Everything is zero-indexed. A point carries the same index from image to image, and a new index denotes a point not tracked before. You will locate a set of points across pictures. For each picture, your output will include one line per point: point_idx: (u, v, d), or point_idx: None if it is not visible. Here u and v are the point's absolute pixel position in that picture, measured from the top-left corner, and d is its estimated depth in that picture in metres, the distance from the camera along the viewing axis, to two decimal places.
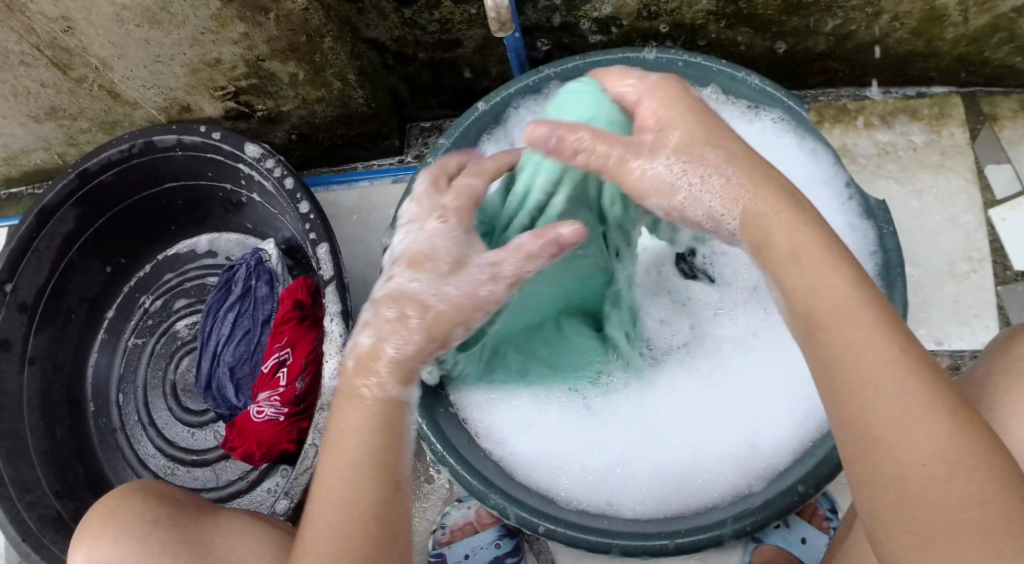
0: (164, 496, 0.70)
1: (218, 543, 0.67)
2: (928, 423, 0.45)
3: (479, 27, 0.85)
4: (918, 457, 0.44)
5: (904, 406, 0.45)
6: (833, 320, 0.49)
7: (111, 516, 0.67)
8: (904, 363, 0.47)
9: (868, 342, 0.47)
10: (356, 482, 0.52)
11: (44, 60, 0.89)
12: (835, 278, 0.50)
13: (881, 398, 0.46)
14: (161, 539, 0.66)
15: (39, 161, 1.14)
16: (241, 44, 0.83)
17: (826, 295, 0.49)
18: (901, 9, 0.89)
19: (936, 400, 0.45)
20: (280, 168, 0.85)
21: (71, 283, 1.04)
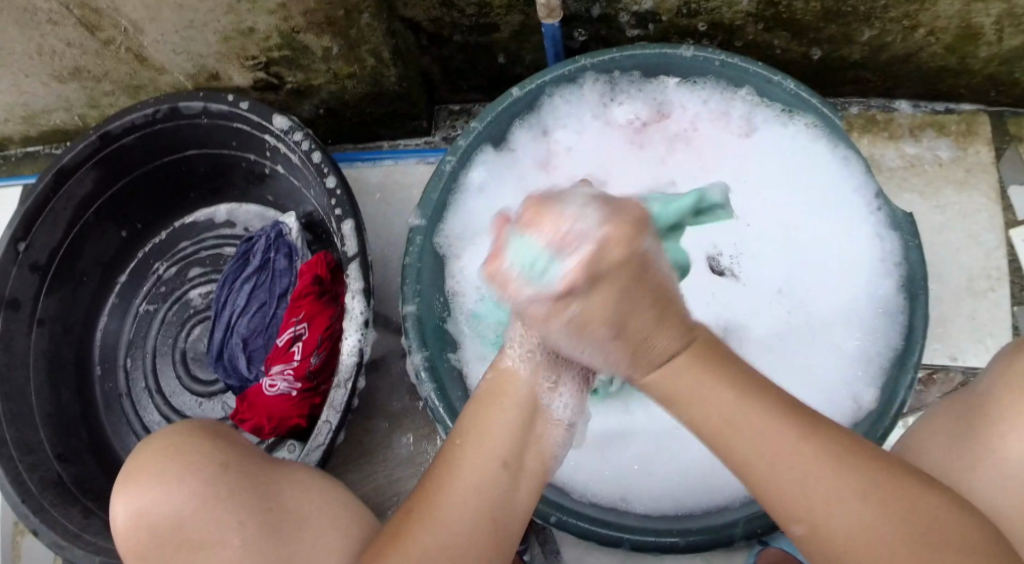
0: (226, 440, 0.69)
1: (286, 493, 0.67)
2: (807, 466, 0.50)
3: (518, 13, 0.84)
4: (806, 501, 0.49)
5: (784, 455, 0.50)
6: (726, 426, 0.50)
7: (171, 458, 0.64)
8: (811, 464, 0.50)
9: (772, 433, 0.50)
10: (486, 469, 0.54)
11: (73, 20, 0.89)
12: (707, 380, 0.51)
13: (802, 502, 0.49)
14: (229, 484, 0.64)
15: (60, 122, 1.13)
16: (277, 15, 0.82)
17: (690, 388, 0.51)
18: (937, 24, 0.89)
19: (806, 438, 0.50)
20: (309, 141, 0.85)
21: (85, 245, 1.03)
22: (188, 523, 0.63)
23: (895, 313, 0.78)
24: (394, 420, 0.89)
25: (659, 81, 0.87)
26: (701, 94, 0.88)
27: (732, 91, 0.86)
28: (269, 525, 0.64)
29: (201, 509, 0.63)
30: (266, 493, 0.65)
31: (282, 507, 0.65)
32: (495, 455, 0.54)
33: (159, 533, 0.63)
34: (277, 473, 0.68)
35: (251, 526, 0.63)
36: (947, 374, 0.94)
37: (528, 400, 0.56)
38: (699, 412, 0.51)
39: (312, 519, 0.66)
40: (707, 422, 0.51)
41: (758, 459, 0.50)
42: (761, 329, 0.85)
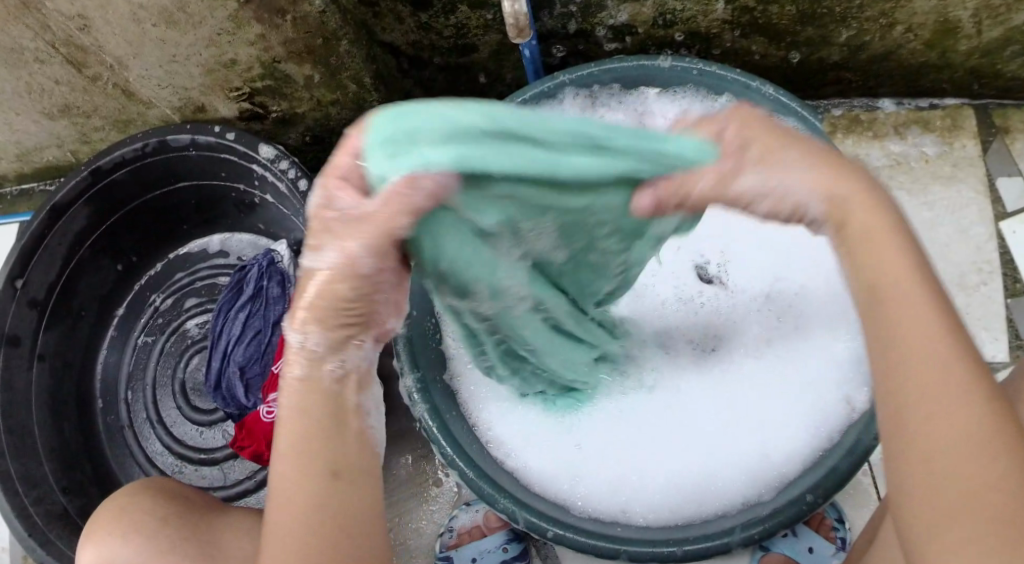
0: (174, 494, 0.75)
1: (228, 539, 0.72)
2: (954, 403, 0.44)
3: (495, 32, 0.85)
4: (942, 440, 0.43)
5: (926, 376, 0.45)
6: (895, 320, 0.47)
7: (117, 516, 0.71)
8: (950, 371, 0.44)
9: (928, 314, 0.46)
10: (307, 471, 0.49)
11: (59, 58, 0.90)
12: (904, 281, 0.48)
13: (918, 398, 0.44)
14: (171, 535, 0.70)
15: (52, 158, 1.15)
16: (257, 45, 0.83)
17: (888, 277, 0.48)
18: (915, 21, 0.89)
19: (956, 382, 0.44)
20: (295, 169, 0.86)
21: (81, 280, 1.04)
22: None
23: None
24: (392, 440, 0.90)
25: (640, 92, 0.88)
26: (682, 102, 0.87)
27: (713, 99, 0.86)
28: None
29: (148, 559, 0.69)
30: (207, 542, 0.71)
31: (221, 552, 0.71)
32: (309, 454, 0.49)
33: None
34: (219, 521, 0.74)
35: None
36: None
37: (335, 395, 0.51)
38: (883, 290, 0.48)
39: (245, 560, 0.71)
40: (877, 281, 0.49)
41: (906, 375, 0.45)
42: (752, 333, 0.84)
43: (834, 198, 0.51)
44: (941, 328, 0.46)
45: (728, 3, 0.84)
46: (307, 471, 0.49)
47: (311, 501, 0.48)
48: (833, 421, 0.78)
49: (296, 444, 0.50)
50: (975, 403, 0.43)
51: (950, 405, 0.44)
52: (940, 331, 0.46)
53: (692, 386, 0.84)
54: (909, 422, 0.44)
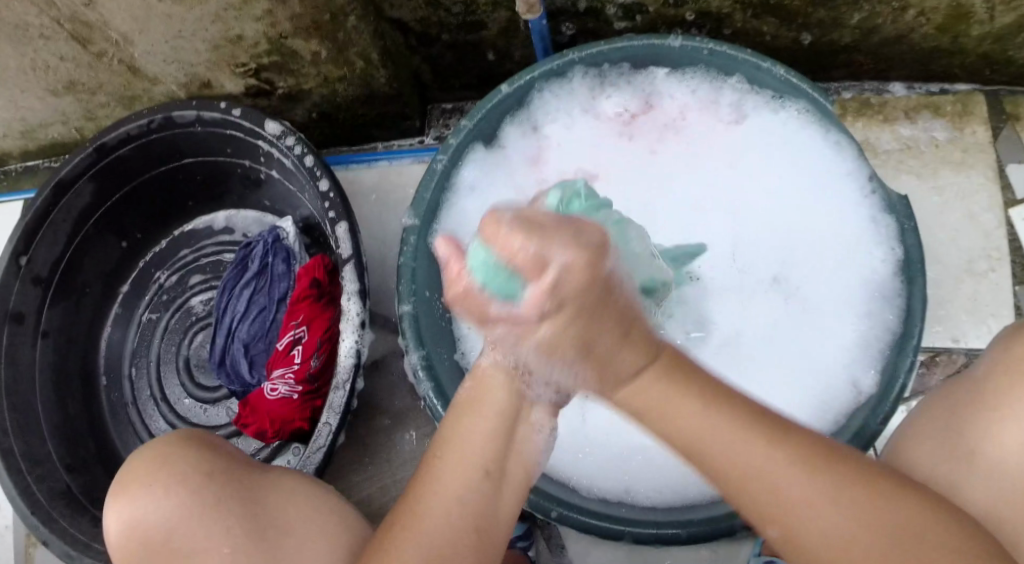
0: (212, 449, 0.69)
1: (274, 500, 0.66)
2: (788, 497, 0.50)
3: (504, 10, 0.84)
4: (799, 500, 0.50)
5: (770, 465, 0.51)
6: (698, 440, 0.51)
7: (158, 469, 0.66)
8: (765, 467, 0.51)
9: (712, 421, 0.51)
10: (465, 476, 0.56)
11: (65, 34, 0.89)
12: (623, 355, 0.51)
13: (765, 507, 0.51)
14: (217, 492, 0.65)
15: (58, 135, 1.14)
16: (264, 21, 0.82)
17: (642, 394, 0.52)
18: (927, 4, 0.88)
19: (800, 466, 0.51)
20: (301, 146, 0.86)
21: (85, 258, 1.04)
22: (177, 532, 0.64)
23: (892, 296, 0.78)
24: (396, 417, 0.90)
25: (648, 72, 0.87)
26: (691, 83, 0.87)
27: (722, 80, 0.86)
28: (256, 531, 0.64)
29: (191, 517, 0.64)
30: (252, 503, 0.65)
31: (268, 514, 0.65)
32: (476, 464, 0.56)
33: (149, 545, 0.64)
34: (264, 481, 0.68)
35: (238, 533, 0.63)
36: (949, 356, 0.94)
37: (511, 405, 0.58)
38: (658, 411, 0.52)
39: (295, 519, 0.66)
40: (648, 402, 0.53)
41: (746, 483, 0.51)
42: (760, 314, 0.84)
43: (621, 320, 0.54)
44: (720, 412, 0.51)
45: None
46: (466, 477, 0.56)
47: (460, 511, 0.56)
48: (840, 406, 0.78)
49: (464, 445, 0.57)
50: (809, 475, 0.51)
51: (798, 490, 0.50)
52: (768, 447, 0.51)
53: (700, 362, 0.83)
54: (786, 499, 0.51)
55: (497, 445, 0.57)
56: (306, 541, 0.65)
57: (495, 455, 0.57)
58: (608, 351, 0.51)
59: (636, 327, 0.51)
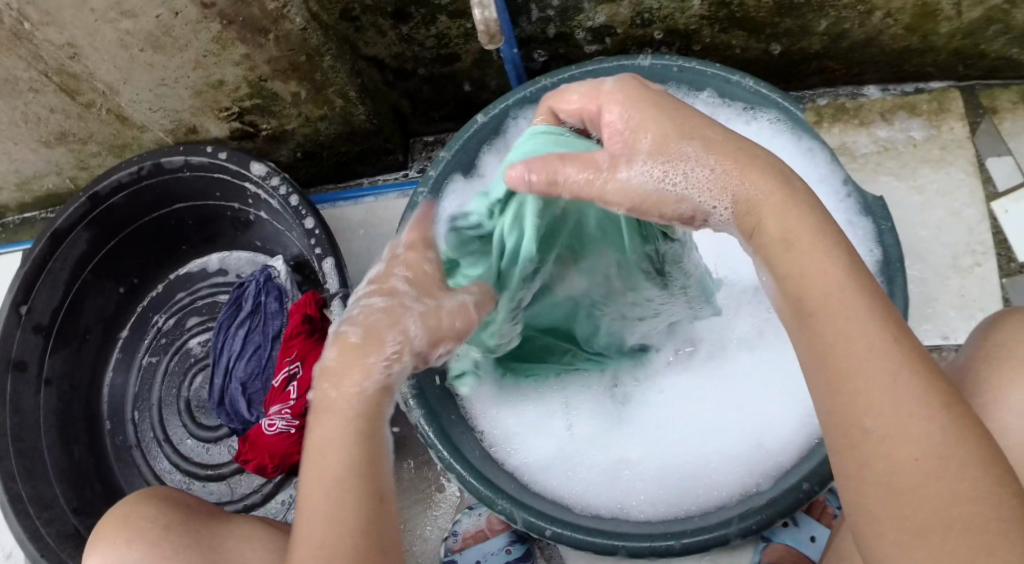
0: (177, 502, 0.71)
1: (233, 546, 0.68)
2: (912, 413, 0.44)
3: (476, 41, 0.86)
4: (905, 445, 0.44)
5: (897, 388, 0.45)
6: (839, 314, 0.47)
7: (121, 527, 0.68)
8: (900, 395, 0.45)
9: (864, 326, 0.46)
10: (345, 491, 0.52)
11: (53, 87, 0.92)
12: (821, 261, 0.49)
13: (876, 419, 0.45)
14: (175, 543, 0.67)
15: (52, 186, 1.17)
16: (243, 65, 0.84)
17: (811, 281, 0.49)
18: (893, 6, 0.89)
19: (925, 401, 0.44)
20: (285, 185, 0.88)
21: (84, 303, 1.06)
22: None
23: None
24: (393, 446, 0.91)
25: None
26: None
27: (693, 95, 0.87)
28: None
29: None
30: (212, 552, 0.67)
31: (225, 560, 0.67)
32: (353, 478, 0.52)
33: None
34: (221, 529, 0.70)
35: None
36: (940, 353, 0.94)
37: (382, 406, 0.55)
38: (819, 311, 0.48)
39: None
40: (799, 290, 0.49)
41: (859, 377, 0.45)
42: (743, 327, 0.86)
43: (744, 196, 0.52)
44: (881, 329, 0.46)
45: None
46: (333, 507, 0.51)
47: (327, 550, 0.50)
48: None
49: (319, 477, 0.52)
50: (941, 408, 0.44)
51: (913, 423, 0.44)
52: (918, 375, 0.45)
53: (687, 378, 0.86)
54: (894, 431, 0.44)
55: (367, 453, 0.53)
56: None
57: (358, 483, 0.52)
58: (778, 216, 0.51)
59: (808, 222, 0.50)
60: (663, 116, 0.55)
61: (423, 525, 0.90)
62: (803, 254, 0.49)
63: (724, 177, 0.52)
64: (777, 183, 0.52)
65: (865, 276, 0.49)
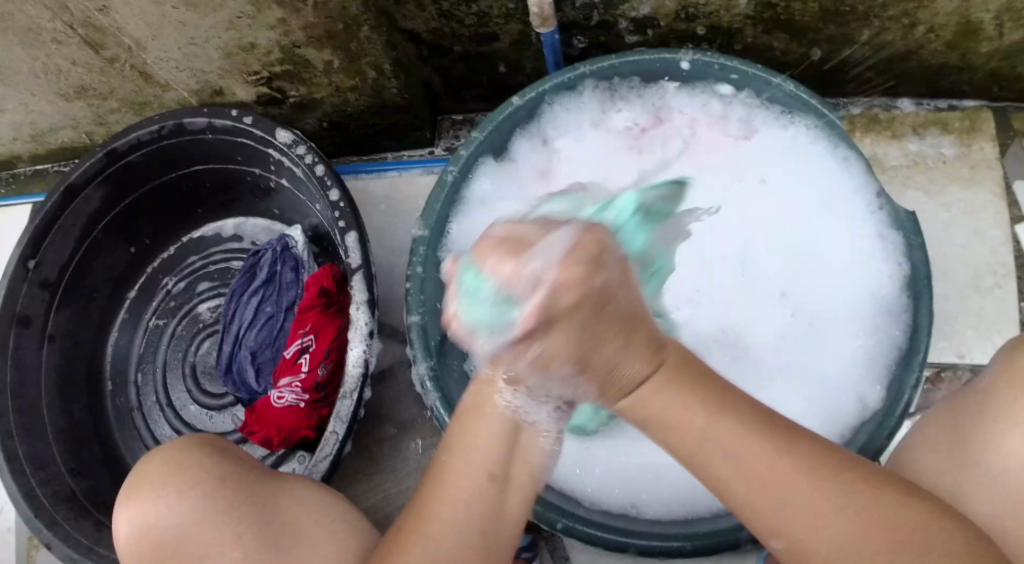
0: (224, 453, 0.70)
1: (286, 504, 0.67)
2: (788, 507, 0.52)
3: (517, 22, 0.85)
4: (819, 536, 0.52)
5: (770, 475, 0.52)
6: (714, 442, 0.53)
7: (171, 474, 0.65)
8: (785, 475, 0.52)
9: (746, 442, 0.53)
10: (471, 479, 0.59)
11: (77, 39, 0.90)
12: (666, 398, 0.54)
13: (770, 509, 0.52)
14: (231, 494, 0.65)
15: (67, 140, 1.15)
16: (277, 30, 0.83)
17: (685, 432, 0.53)
18: (937, 21, 0.88)
19: (810, 474, 0.52)
20: (312, 155, 0.86)
21: (94, 262, 1.04)
22: (187, 537, 0.64)
23: (900, 312, 0.77)
24: (403, 426, 0.91)
25: (659, 85, 0.87)
26: (701, 98, 0.88)
27: (732, 94, 0.86)
28: (269, 536, 0.64)
29: (204, 522, 0.64)
30: (267, 508, 0.66)
31: (282, 521, 0.65)
32: (481, 471, 0.60)
33: (162, 546, 0.64)
34: (273, 484, 0.68)
35: (250, 538, 0.63)
36: (955, 372, 0.94)
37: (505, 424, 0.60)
38: (718, 449, 0.53)
39: (312, 531, 0.66)
40: (676, 432, 0.54)
41: (749, 478, 0.52)
42: (767, 330, 0.85)
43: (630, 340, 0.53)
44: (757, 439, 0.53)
45: None
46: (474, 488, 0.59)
47: (477, 507, 0.59)
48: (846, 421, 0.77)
49: (472, 458, 0.60)
50: (827, 489, 0.52)
51: (804, 498, 0.52)
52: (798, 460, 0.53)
53: None
54: (782, 519, 0.52)
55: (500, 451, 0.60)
56: (321, 547, 0.65)
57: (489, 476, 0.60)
58: (659, 412, 0.54)
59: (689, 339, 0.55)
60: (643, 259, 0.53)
61: None
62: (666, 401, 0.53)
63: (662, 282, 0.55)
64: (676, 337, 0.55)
65: (719, 387, 0.54)
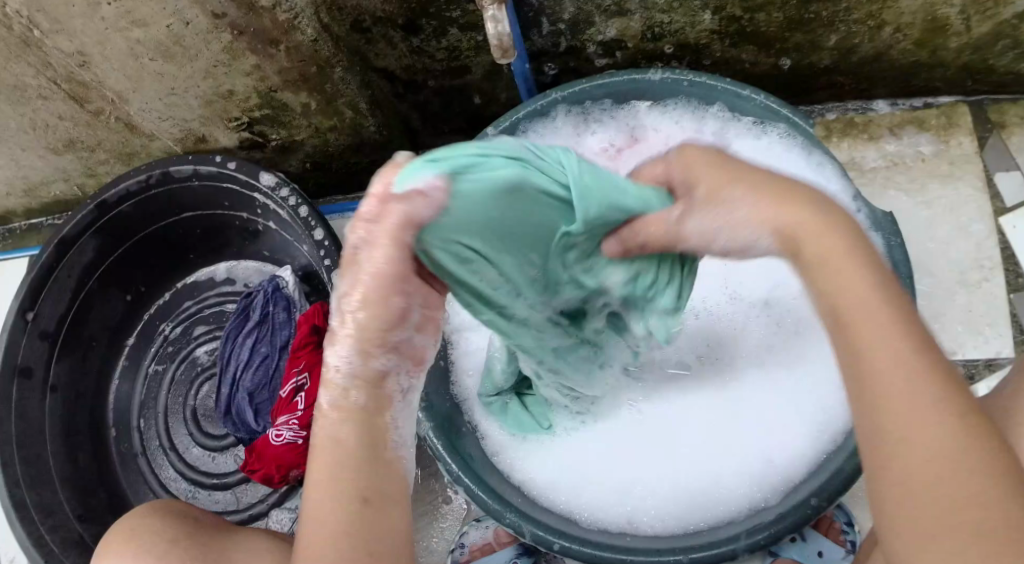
0: (185, 517, 0.71)
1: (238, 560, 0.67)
2: (935, 439, 0.42)
3: (487, 53, 0.86)
4: (922, 454, 0.42)
5: (916, 395, 0.43)
6: (865, 317, 0.46)
7: (129, 539, 0.68)
8: (934, 413, 0.43)
9: (900, 331, 0.45)
10: (335, 500, 0.48)
11: (62, 94, 0.92)
12: (858, 275, 0.48)
13: (899, 441, 0.43)
14: (183, 553, 0.66)
15: (60, 192, 1.17)
16: (253, 76, 0.84)
17: (852, 307, 0.47)
18: (903, 21, 0.89)
19: (932, 382, 0.43)
20: (295, 197, 0.87)
21: (91, 311, 1.06)
22: None
23: None
24: None
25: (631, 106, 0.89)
26: (673, 115, 0.89)
27: (704, 109, 0.87)
28: None
29: None
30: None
31: None
32: (348, 487, 0.49)
33: None
34: (229, 541, 0.70)
35: None
36: None
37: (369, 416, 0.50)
38: (858, 322, 0.46)
39: None
40: (828, 295, 0.48)
41: (886, 395, 0.44)
42: (753, 341, 0.84)
43: (784, 224, 0.50)
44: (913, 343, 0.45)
45: (715, 14, 0.85)
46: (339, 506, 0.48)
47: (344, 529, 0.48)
48: (838, 425, 0.78)
49: (331, 475, 0.49)
50: (964, 425, 0.42)
51: (944, 444, 0.42)
52: (953, 401, 0.43)
53: (696, 396, 0.84)
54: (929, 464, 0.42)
55: (364, 461, 0.49)
56: None
57: (350, 487, 0.49)
58: (808, 232, 0.49)
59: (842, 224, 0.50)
60: (719, 165, 0.54)
61: (429, 537, 0.92)
62: (825, 247, 0.49)
63: (763, 209, 0.51)
64: (819, 217, 0.50)
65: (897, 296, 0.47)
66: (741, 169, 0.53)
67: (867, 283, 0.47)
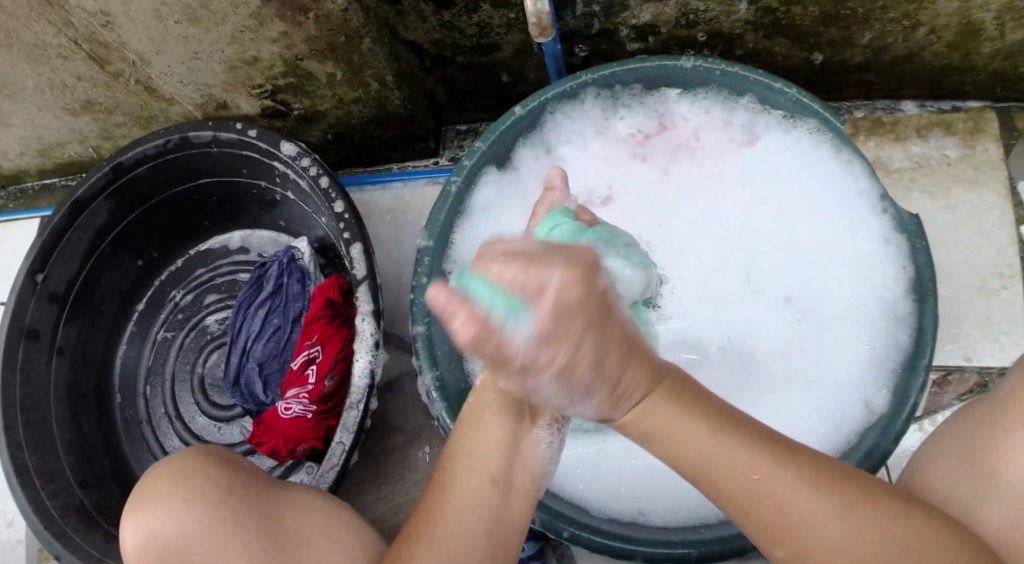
0: (231, 465, 0.70)
1: (289, 517, 0.67)
2: (809, 508, 0.51)
3: (517, 31, 0.85)
4: (834, 540, 0.51)
5: (784, 489, 0.52)
6: (711, 466, 0.53)
7: (178, 480, 0.66)
8: (811, 502, 0.51)
9: (734, 453, 0.53)
10: (473, 485, 0.60)
11: (83, 54, 0.90)
12: (683, 423, 0.54)
13: (774, 520, 0.52)
14: (235, 505, 0.65)
15: (74, 154, 1.16)
16: (280, 43, 0.83)
17: (680, 452, 0.54)
18: (938, 23, 0.88)
19: (809, 482, 0.52)
20: (316, 167, 0.87)
21: (101, 275, 1.05)
22: (194, 547, 0.64)
23: (904, 316, 0.77)
24: (410, 435, 0.91)
25: (661, 93, 0.88)
26: (703, 105, 0.88)
27: (734, 100, 0.87)
28: (274, 547, 0.64)
29: (210, 532, 0.64)
30: (270, 520, 0.66)
31: (284, 531, 0.65)
32: (483, 474, 0.61)
33: (168, 555, 0.64)
34: (277, 493, 0.69)
35: (256, 546, 0.64)
36: (962, 374, 0.93)
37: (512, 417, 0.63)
38: (701, 465, 0.53)
39: (316, 540, 0.66)
40: (693, 454, 0.53)
41: (753, 495, 0.52)
42: (773, 335, 0.84)
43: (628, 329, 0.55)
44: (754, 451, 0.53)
45: (750, 4, 0.84)
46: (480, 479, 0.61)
47: (477, 507, 0.59)
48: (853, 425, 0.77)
49: (472, 459, 0.61)
50: (840, 499, 0.51)
51: (823, 516, 0.51)
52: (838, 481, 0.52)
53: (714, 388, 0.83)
54: (818, 548, 0.51)
55: (500, 451, 0.62)
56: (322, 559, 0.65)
57: (487, 469, 0.61)
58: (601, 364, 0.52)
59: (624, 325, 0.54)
60: (598, 331, 0.51)
61: None
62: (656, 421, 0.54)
63: (600, 362, 0.51)
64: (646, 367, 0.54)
65: (719, 415, 0.54)
66: (588, 267, 0.52)
67: (682, 413, 0.54)
